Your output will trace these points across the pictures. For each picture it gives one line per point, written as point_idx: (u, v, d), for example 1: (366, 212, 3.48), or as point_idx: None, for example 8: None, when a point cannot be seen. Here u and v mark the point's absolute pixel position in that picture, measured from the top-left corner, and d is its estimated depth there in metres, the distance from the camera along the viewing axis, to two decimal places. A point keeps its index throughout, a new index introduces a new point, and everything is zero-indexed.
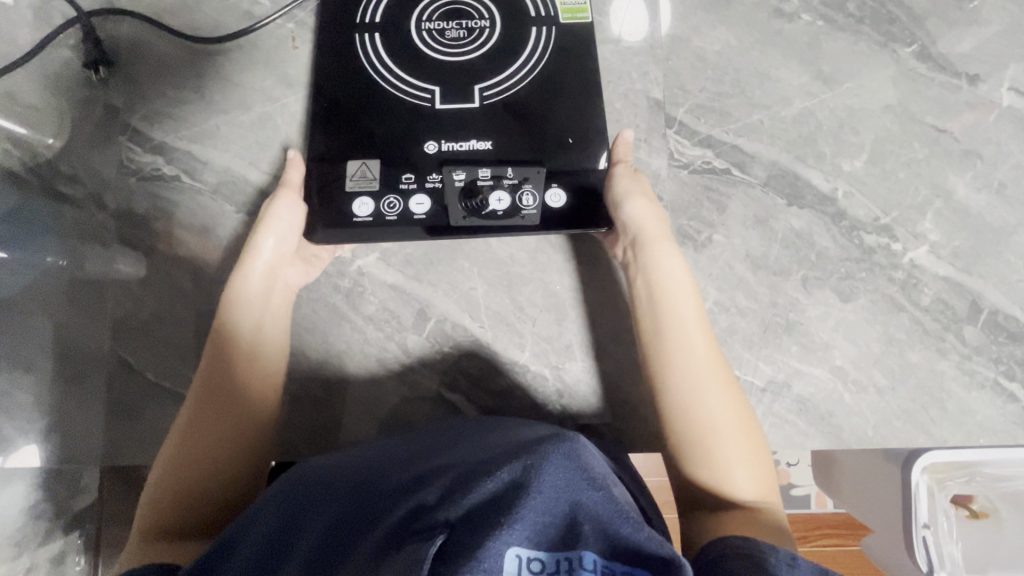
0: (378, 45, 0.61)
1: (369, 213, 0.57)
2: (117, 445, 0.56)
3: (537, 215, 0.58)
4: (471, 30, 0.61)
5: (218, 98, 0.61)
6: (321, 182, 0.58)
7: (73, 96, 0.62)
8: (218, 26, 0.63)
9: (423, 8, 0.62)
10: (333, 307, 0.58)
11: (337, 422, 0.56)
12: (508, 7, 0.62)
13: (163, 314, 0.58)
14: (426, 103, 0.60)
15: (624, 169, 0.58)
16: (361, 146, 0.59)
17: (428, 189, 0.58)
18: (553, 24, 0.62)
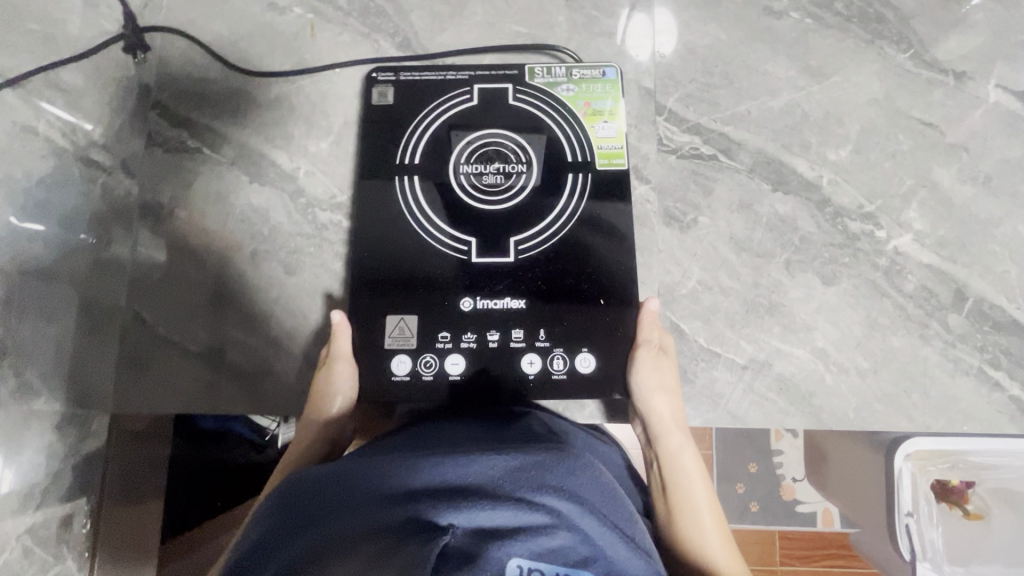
0: (418, 189, 0.59)
1: (406, 372, 0.55)
2: (128, 393, 0.60)
3: (567, 378, 0.56)
4: (509, 174, 0.59)
5: (238, 77, 0.66)
6: (363, 337, 0.56)
7: (109, 75, 0.67)
8: (242, 12, 0.68)
9: (461, 151, 0.59)
10: (335, 273, 0.61)
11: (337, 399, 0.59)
12: (546, 153, 0.60)
13: (178, 273, 0.62)
14: (462, 256, 0.57)
15: (649, 360, 0.55)
16: (398, 296, 0.57)
17: (463, 348, 0.55)
18: (589, 170, 0.60)
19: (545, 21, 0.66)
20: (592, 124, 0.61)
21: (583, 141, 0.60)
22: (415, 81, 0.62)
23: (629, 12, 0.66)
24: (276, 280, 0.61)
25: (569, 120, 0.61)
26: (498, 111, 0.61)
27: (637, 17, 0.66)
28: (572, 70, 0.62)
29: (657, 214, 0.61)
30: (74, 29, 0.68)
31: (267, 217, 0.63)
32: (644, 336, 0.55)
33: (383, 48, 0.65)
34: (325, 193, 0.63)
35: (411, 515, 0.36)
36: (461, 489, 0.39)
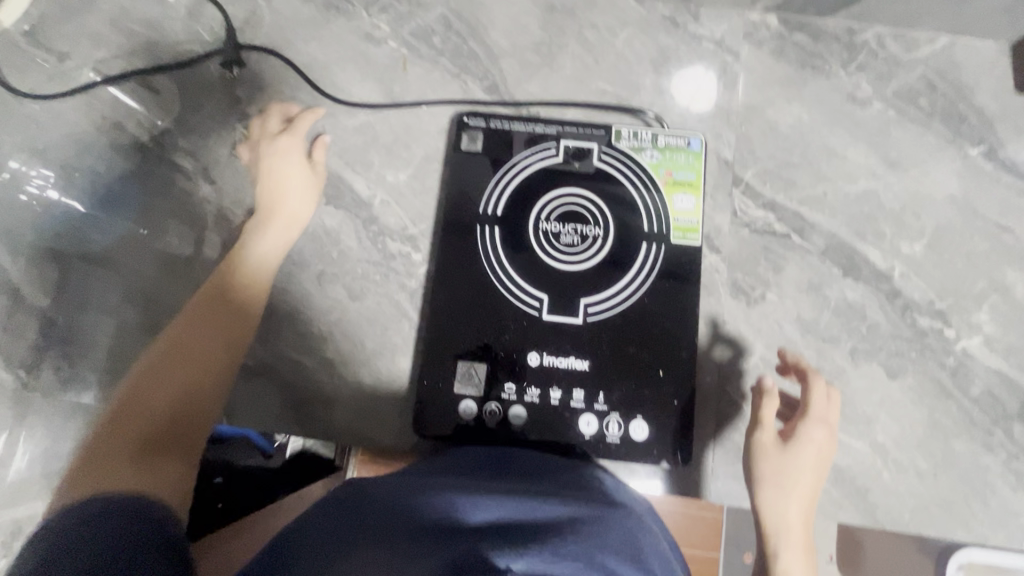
0: (498, 241, 0.59)
1: (472, 417, 0.56)
2: None
3: (621, 444, 0.55)
4: (586, 237, 0.59)
5: (327, 102, 0.67)
6: (435, 375, 0.57)
7: (203, 83, 0.69)
8: (336, 40, 0.69)
9: (542, 207, 0.60)
10: (397, 304, 0.61)
11: (385, 432, 0.59)
12: (623, 218, 0.59)
13: None
14: (533, 312, 0.57)
15: (767, 435, 0.54)
16: (468, 343, 0.57)
17: (527, 402, 0.55)
18: (662, 241, 0.59)
19: (631, 82, 0.67)
20: (671, 195, 0.60)
21: (659, 211, 0.59)
22: (503, 130, 0.63)
23: (706, 70, 0.67)
24: (339, 303, 0.62)
25: (648, 187, 0.60)
26: (582, 171, 0.61)
27: (712, 76, 0.67)
28: (658, 138, 0.62)
29: (725, 285, 0.61)
30: (176, 39, 0.71)
31: (337, 240, 0.63)
32: (770, 412, 0.55)
33: (471, 89, 0.67)
34: (397, 223, 0.63)
35: (473, 547, 0.34)
36: (524, 526, 0.37)
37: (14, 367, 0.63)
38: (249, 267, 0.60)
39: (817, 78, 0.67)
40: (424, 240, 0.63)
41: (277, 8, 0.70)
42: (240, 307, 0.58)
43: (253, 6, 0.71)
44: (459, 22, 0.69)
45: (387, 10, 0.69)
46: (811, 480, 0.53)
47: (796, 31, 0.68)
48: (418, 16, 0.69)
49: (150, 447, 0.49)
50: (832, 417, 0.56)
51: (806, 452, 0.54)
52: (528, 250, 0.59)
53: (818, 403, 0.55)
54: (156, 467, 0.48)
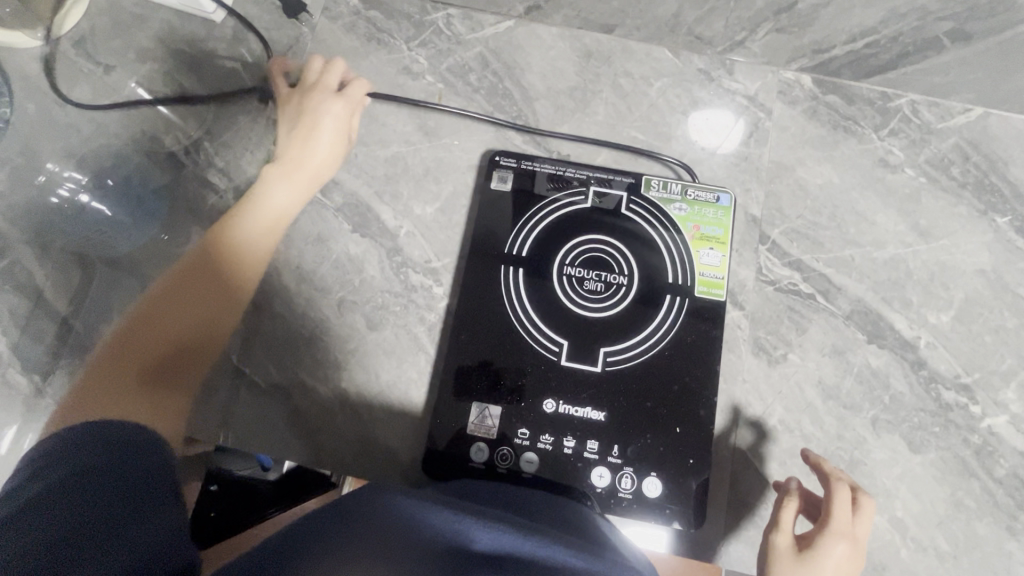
0: (521, 282, 0.59)
1: (483, 461, 0.55)
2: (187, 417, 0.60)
3: (633, 500, 0.53)
4: (610, 285, 0.58)
5: (362, 131, 0.68)
6: (448, 413, 0.56)
7: (243, 106, 0.72)
8: (376, 70, 0.70)
9: (568, 250, 0.60)
10: (415, 337, 0.61)
11: (393, 467, 0.58)
12: (648, 268, 0.59)
13: (263, 305, 0.63)
14: (551, 356, 0.57)
15: (782, 539, 0.50)
16: (484, 385, 0.57)
17: (539, 449, 0.55)
18: (686, 294, 0.58)
19: (663, 132, 0.67)
20: (698, 248, 0.60)
21: (684, 264, 0.59)
22: (533, 171, 0.63)
23: (735, 118, 0.68)
24: (357, 332, 0.61)
25: (674, 239, 0.60)
26: (609, 219, 0.61)
27: (741, 125, 0.67)
28: (688, 190, 0.62)
29: (747, 343, 0.60)
30: (221, 61, 0.73)
31: (360, 268, 0.63)
32: (789, 516, 0.51)
33: (504, 129, 0.67)
34: (421, 256, 0.63)
35: None
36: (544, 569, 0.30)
37: (28, 372, 0.62)
38: (263, 213, 0.63)
39: (849, 140, 0.67)
40: (447, 274, 0.63)
41: (320, 36, 0.72)
42: (247, 261, 0.61)
43: (297, 32, 0.72)
44: (497, 62, 0.70)
45: (427, 45, 0.71)
46: None
47: (829, 92, 0.68)
48: (456, 54, 0.70)
49: (152, 379, 0.55)
50: (858, 531, 0.50)
51: (824, 567, 0.48)
52: (551, 294, 0.58)
53: (842, 512, 0.50)
54: (157, 404, 0.54)
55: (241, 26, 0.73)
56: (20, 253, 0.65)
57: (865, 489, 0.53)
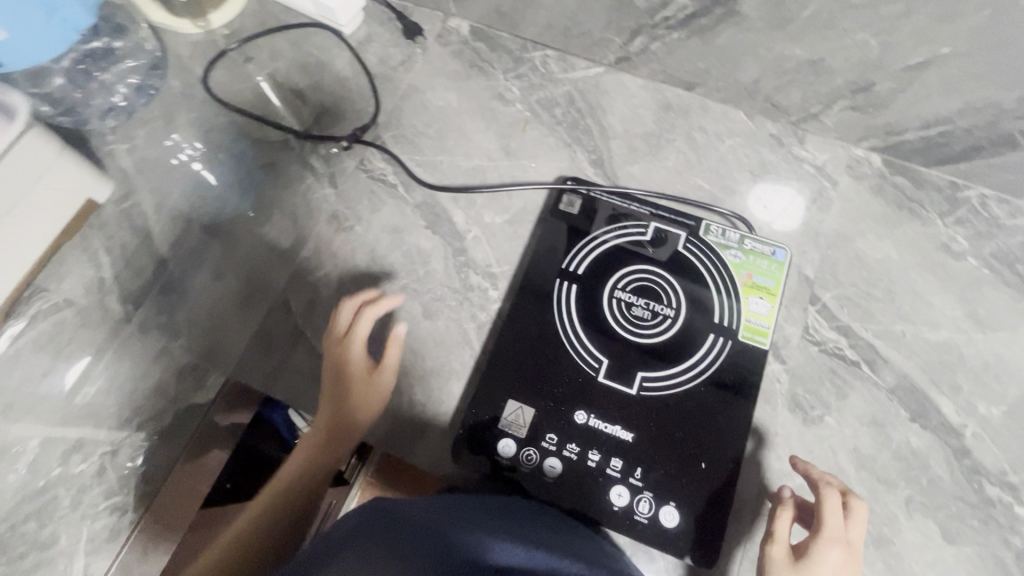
0: (572, 297, 0.62)
1: (509, 456, 0.57)
2: (248, 365, 0.64)
3: (647, 525, 0.54)
4: (656, 314, 0.60)
5: (450, 141, 0.75)
6: (483, 406, 0.59)
7: (350, 101, 0.78)
8: (472, 92, 0.78)
9: (622, 276, 0.62)
10: (464, 331, 0.65)
11: (422, 448, 0.61)
12: (696, 305, 0.60)
13: (334, 279, 0.68)
14: (590, 370, 0.59)
15: (778, 549, 0.50)
16: (522, 386, 0.59)
17: (564, 456, 0.56)
18: (730, 336, 0.59)
19: (727, 185, 0.71)
20: (747, 295, 0.61)
21: (731, 307, 0.60)
22: (600, 199, 0.67)
23: (796, 193, 0.70)
24: (412, 318, 0.66)
25: (726, 283, 0.61)
26: (665, 253, 0.63)
27: (802, 201, 0.70)
28: (745, 239, 0.63)
29: (784, 396, 0.61)
30: (337, 59, 0.81)
31: (426, 262, 0.68)
32: (783, 527, 0.51)
33: (579, 160, 0.73)
34: (483, 260, 0.68)
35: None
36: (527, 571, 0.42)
37: (122, 300, 0.69)
38: (346, 435, 0.61)
39: (913, 222, 0.68)
40: (504, 281, 0.67)
41: (429, 57, 0.80)
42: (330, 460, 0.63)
43: (410, 50, 0.81)
44: (582, 101, 0.76)
45: (521, 78, 0.78)
46: None
47: (898, 174, 0.70)
48: (546, 89, 0.77)
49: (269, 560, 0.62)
50: (850, 535, 0.51)
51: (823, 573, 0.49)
52: (599, 314, 0.61)
53: (832, 513, 0.51)
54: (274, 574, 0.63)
55: (363, 37, 0.82)
56: (142, 200, 0.74)
57: (854, 491, 0.54)
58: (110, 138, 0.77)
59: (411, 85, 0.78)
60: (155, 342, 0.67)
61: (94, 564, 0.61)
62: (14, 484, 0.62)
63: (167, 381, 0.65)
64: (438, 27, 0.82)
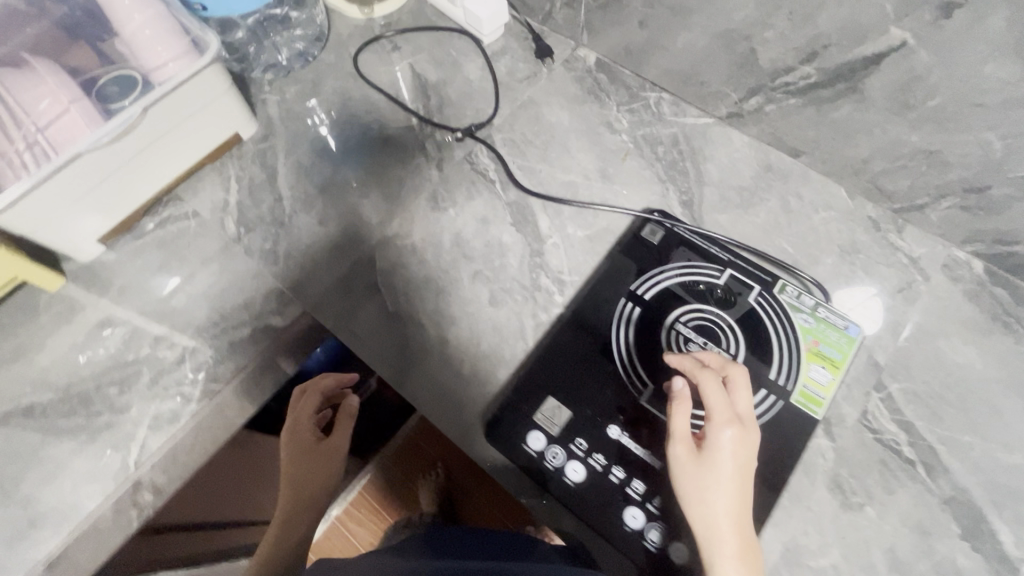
0: (633, 319, 0.64)
1: (536, 450, 0.59)
2: (325, 307, 0.71)
3: (655, 555, 0.54)
4: (711, 356, 0.61)
5: (554, 155, 0.80)
6: (524, 398, 0.61)
7: (474, 101, 0.85)
8: (584, 116, 0.83)
9: (686, 312, 0.63)
10: (522, 326, 0.68)
11: (454, 421, 0.63)
12: (755, 358, 0.60)
13: (418, 250, 0.74)
14: (633, 390, 0.61)
15: (681, 447, 0.54)
16: (565, 387, 0.61)
17: (589, 464, 0.58)
18: (782, 396, 0.59)
19: (814, 253, 0.70)
20: (809, 362, 0.60)
21: (790, 369, 0.60)
22: (683, 235, 0.68)
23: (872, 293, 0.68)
24: (477, 300, 0.70)
25: (789, 344, 0.61)
26: (734, 301, 0.63)
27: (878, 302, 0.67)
28: (820, 307, 0.62)
29: (825, 474, 0.59)
30: (469, 64, 0.89)
31: (503, 254, 0.72)
32: (680, 422, 0.55)
33: (670, 197, 0.75)
34: (556, 266, 0.71)
35: None
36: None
37: (237, 224, 0.78)
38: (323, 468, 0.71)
39: (1008, 337, 0.65)
40: (572, 290, 0.70)
41: (554, 77, 0.87)
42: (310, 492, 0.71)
43: (537, 68, 0.88)
44: (686, 145, 0.79)
45: (632, 113, 0.82)
46: (734, 488, 0.52)
47: (999, 285, 0.67)
48: (655, 127, 0.81)
49: None
50: (739, 409, 0.55)
51: (721, 455, 0.53)
52: (656, 342, 0.63)
53: (714, 388, 0.55)
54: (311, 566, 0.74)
55: (499, 50, 0.90)
56: (276, 143, 0.84)
57: (732, 363, 0.57)
58: (266, 88, 0.88)
59: (529, 99, 0.85)
60: (253, 266, 0.75)
61: (152, 440, 0.68)
62: (111, 354, 0.71)
63: (257, 303, 0.73)
64: (567, 54, 0.88)
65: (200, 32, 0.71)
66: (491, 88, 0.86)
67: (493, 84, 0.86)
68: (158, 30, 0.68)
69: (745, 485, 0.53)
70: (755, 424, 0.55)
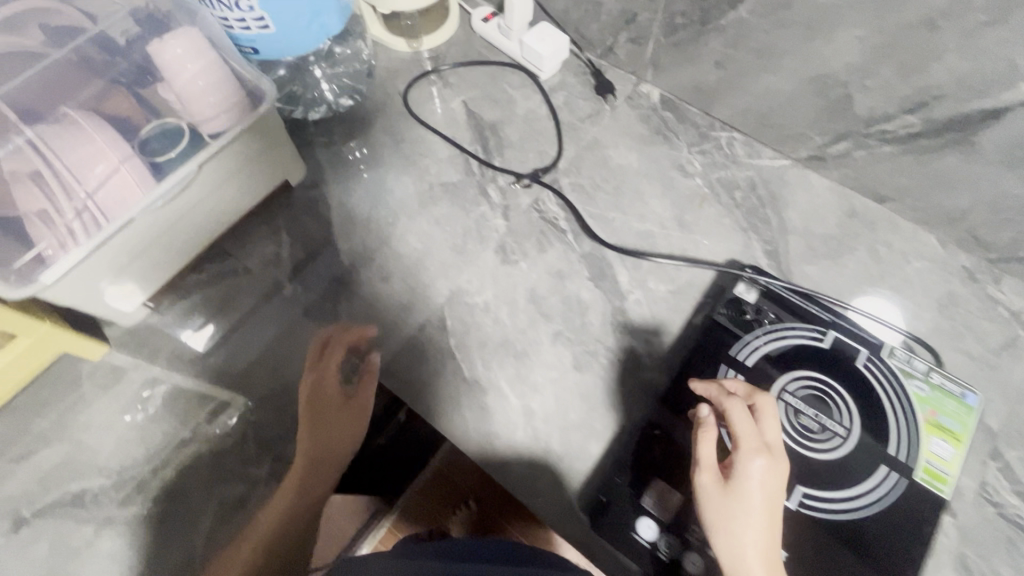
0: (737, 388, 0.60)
1: (648, 538, 0.56)
2: (395, 374, 0.66)
3: None
4: (826, 429, 0.57)
5: (626, 202, 0.76)
6: (627, 479, 0.59)
7: (535, 142, 0.81)
8: (653, 158, 0.79)
9: (792, 379, 0.59)
10: (611, 393, 0.64)
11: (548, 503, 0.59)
12: (871, 432, 0.57)
13: (491, 308, 0.69)
14: None
15: (707, 476, 0.51)
16: (670, 468, 0.59)
17: (706, 553, 0.55)
18: (904, 474, 0.55)
19: (910, 308, 0.67)
20: (929, 434, 0.56)
21: (910, 442, 0.56)
22: (778, 293, 0.65)
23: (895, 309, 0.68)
24: (560, 365, 0.66)
25: (904, 415, 0.57)
26: (842, 368, 0.59)
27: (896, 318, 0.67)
28: (934, 374, 0.59)
29: (951, 554, 0.55)
30: (527, 102, 0.84)
31: (584, 313, 0.68)
32: (706, 449, 0.52)
33: (754, 247, 0.72)
34: (641, 326, 0.68)
35: None
36: None
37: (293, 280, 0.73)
38: (348, 430, 0.65)
39: None
40: (660, 352, 0.66)
41: (618, 116, 0.82)
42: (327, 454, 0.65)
43: (599, 107, 0.83)
44: (765, 189, 0.76)
45: (705, 155, 0.79)
46: (762, 520, 0.49)
47: None
48: (729, 170, 0.77)
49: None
50: (767, 438, 0.52)
51: (749, 486, 0.50)
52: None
53: (742, 416, 0.52)
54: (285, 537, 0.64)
55: (558, 86, 0.85)
56: (328, 189, 0.78)
57: (759, 391, 0.55)
58: (313, 129, 0.83)
59: (593, 140, 0.81)
60: (313, 328, 0.70)
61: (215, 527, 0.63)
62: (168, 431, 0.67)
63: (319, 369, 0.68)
64: (629, 91, 0.84)
65: (256, 82, 0.67)
66: (553, 129, 0.82)
67: (554, 124, 0.82)
68: (210, 81, 0.64)
69: (773, 517, 0.50)
70: (783, 453, 0.53)
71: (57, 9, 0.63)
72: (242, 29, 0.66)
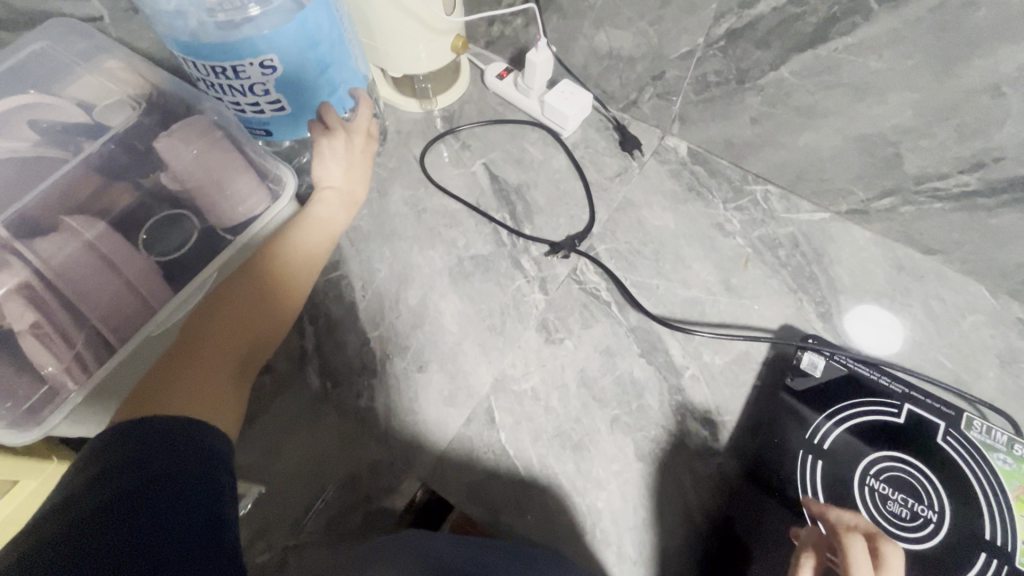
0: (818, 475, 0.57)
1: None
2: (445, 477, 0.62)
3: None
4: (917, 516, 0.54)
5: (668, 266, 0.72)
6: None
7: (566, 205, 0.77)
8: (690, 217, 0.76)
9: (875, 461, 0.57)
10: (680, 484, 0.60)
11: None
12: (964, 515, 0.54)
13: (541, 395, 0.65)
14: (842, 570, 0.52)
15: None
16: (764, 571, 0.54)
17: None
18: (1007, 561, 0.52)
19: (973, 366, 0.65)
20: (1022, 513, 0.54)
21: (1005, 524, 0.53)
22: (843, 366, 0.62)
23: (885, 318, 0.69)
24: (622, 455, 0.62)
25: (995, 495, 0.54)
26: (924, 446, 0.57)
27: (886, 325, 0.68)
28: (1016, 444, 0.56)
29: None
30: (552, 161, 0.80)
31: (640, 394, 0.65)
32: None
33: (806, 310, 0.69)
34: (701, 405, 0.64)
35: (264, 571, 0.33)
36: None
37: (321, 374, 0.67)
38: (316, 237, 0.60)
39: None
40: (725, 434, 0.63)
41: (648, 173, 0.79)
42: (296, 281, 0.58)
43: (628, 164, 0.80)
44: (809, 246, 0.73)
45: (743, 211, 0.76)
46: None
47: None
48: (770, 226, 0.75)
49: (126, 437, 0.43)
50: None
51: None
52: (848, 501, 0.56)
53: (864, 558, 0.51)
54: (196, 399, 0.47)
55: (582, 143, 0.82)
56: (350, 270, 0.73)
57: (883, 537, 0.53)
58: None
59: (626, 201, 0.77)
60: (349, 429, 0.64)
61: None
62: None
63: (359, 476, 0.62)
64: (656, 145, 0.81)
65: (271, 165, 0.61)
66: (582, 189, 0.78)
67: (584, 185, 0.78)
68: (215, 161, 0.59)
69: None
70: None
71: (52, 107, 0.58)
72: (254, 112, 0.63)
